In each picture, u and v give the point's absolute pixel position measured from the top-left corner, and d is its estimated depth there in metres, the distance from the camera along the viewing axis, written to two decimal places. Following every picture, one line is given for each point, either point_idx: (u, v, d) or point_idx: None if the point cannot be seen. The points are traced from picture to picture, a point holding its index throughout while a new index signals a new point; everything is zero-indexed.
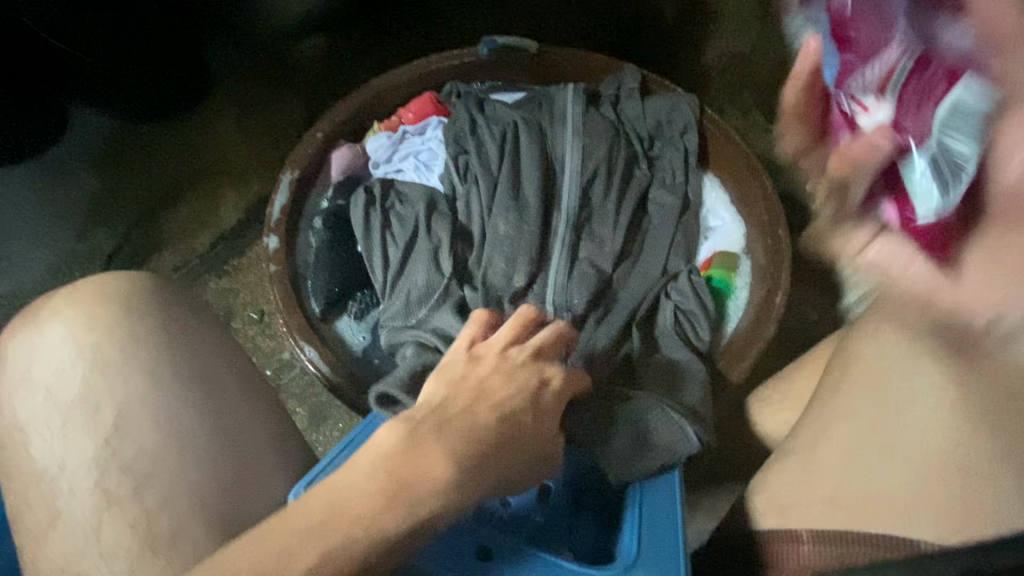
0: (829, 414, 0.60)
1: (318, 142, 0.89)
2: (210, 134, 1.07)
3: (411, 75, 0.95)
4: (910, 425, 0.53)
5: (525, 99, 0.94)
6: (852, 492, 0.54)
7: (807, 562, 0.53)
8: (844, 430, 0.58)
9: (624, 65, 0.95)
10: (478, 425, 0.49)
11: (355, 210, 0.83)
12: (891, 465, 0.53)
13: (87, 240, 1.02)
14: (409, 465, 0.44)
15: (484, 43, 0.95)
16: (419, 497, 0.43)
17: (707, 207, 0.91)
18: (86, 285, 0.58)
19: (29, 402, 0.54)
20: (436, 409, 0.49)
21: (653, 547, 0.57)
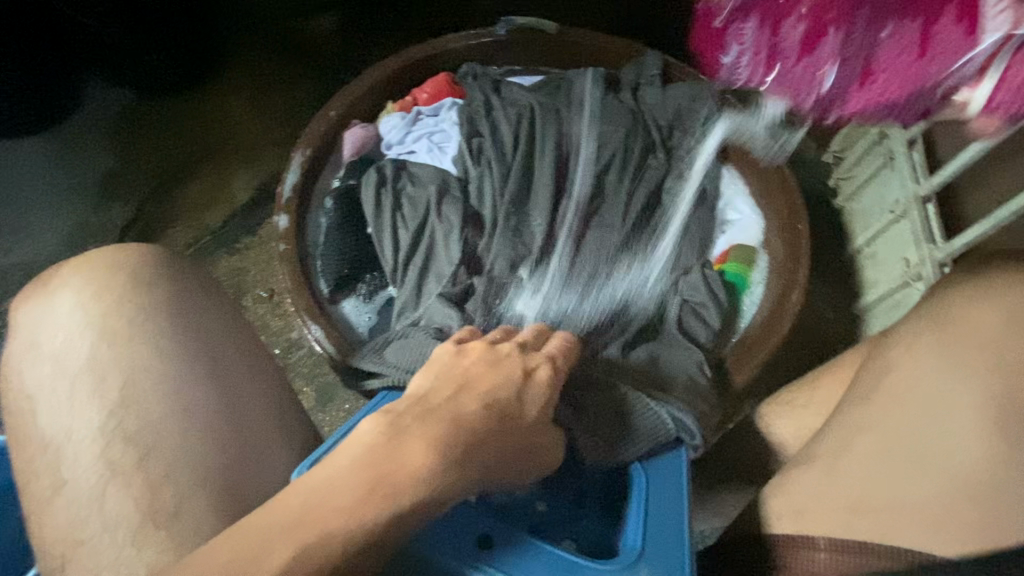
0: (857, 423, 0.57)
1: (331, 120, 0.88)
2: (225, 112, 1.12)
3: (429, 52, 0.94)
4: (940, 442, 0.53)
5: (543, 83, 0.93)
6: (876, 501, 0.52)
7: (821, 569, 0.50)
8: (872, 441, 0.55)
9: (644, 50, 0.94)
10: (464, 415, 0.45)
11: (366, 189, 0.83)
12: (912, 476, 0.52)
13: (101, 214, 1.06)
14: (401, 454, 0.41)
15: (502, 23, 0.94)
16: (415, 485, 0.40)
17: (724, 199, 0.88)
18: (94, 256, 0.58)
19: (38, 369, 0.53)
20: (419, 401, 0.46)
21: (667, 545, 0.50)
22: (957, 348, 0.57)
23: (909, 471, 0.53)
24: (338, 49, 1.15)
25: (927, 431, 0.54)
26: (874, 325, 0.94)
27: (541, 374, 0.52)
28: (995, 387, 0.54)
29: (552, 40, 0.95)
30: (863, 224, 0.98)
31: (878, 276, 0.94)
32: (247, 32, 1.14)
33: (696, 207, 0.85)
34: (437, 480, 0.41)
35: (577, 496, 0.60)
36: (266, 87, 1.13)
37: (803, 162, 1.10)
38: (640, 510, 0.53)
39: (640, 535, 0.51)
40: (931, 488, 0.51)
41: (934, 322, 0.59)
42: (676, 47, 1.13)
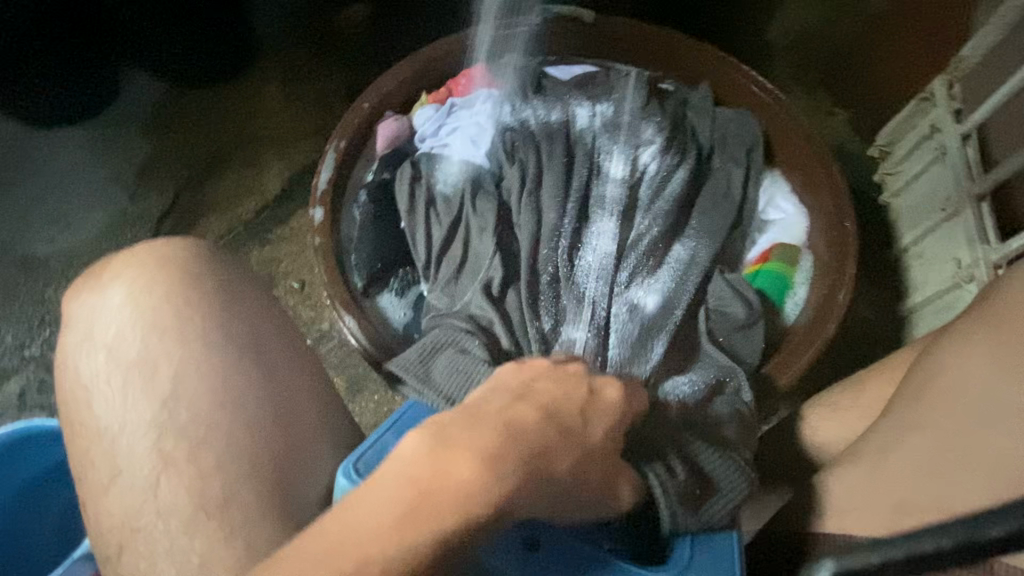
0: (905, 424, 0.55)
1: (365, 112, 0.88)
2: (259, 102, 1.12)
3: (465, 44, 0.93)
4: (993, 445, 0.51)
5: (586, 78, 0.91)
6: (924, 503, 0.51)
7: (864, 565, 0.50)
8: (921, 441, 0.53)
9: (688, 39, 0.91)
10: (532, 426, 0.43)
11: (401, 183, 0.82)
12: (966, 480, 0.51)
13: (137, 205, 1.08)
14: (441, 469, 0.39)
15: (540, 11, 0.94)
16: (461, 485, 0.39)
17: (766, 199, 0.85)
18: (143, 249, 0.58)
19: (91, 360, 0.54)
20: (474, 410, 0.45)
21: (716, 555, 0.51)
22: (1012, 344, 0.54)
23: (963, 477, 0.51)
24: (369, 40, 1.15)
25: (980, 437, 0.52)
26: (918, 327, 0.91)
27: (609, 393, 0.49)
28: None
29: (590, 31, 0.94)
30: (910, 223, 0.95)
31: (926, 279, 0.90)
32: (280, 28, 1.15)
33: (734, 228, 0.82)
34: (483, 483, 0.39)
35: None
36: (296, 77, 1.14)
37: (847, 157, 1.06)
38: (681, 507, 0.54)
39: (691, 545, 0.52)
40: (982, 490, 0.50)
41: (986, 322, 0.56)
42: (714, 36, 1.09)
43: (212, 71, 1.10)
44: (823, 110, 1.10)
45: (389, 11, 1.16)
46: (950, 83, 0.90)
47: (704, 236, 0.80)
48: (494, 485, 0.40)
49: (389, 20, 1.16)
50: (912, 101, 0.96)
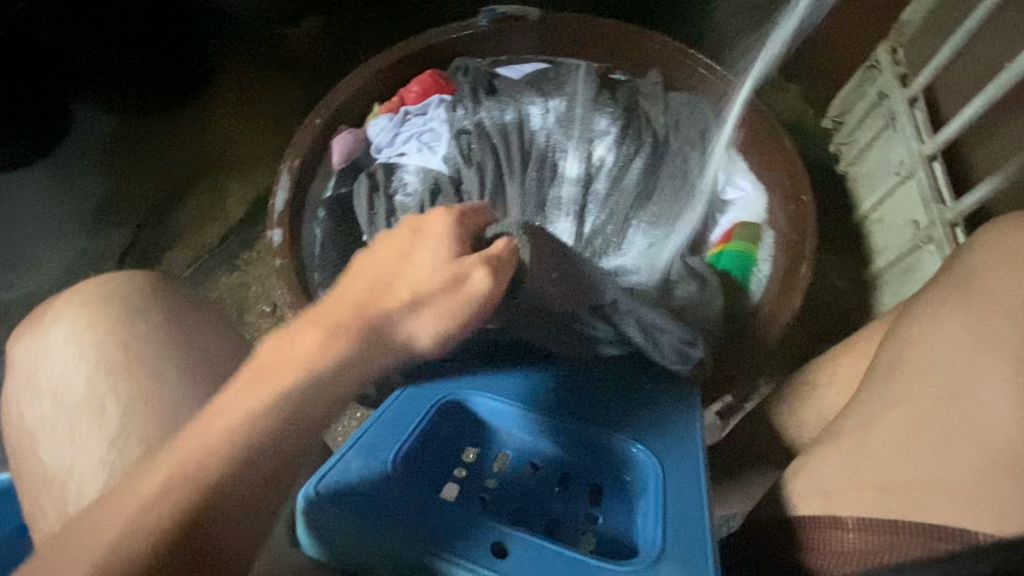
0: (881, 394, 0.53)
1: (317, 128, 0.87)
2: (216, 126, 1.12)
3: (415, 52, 0.93)
4: (976, 411, 0.49)
5: (537, 77, 0.93)
6: (907, 476, 0.48)
7: (852, 550, 0.47)
8: (901, 412, 0.51)
9: (635, 27, 0.92)
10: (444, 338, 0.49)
11: (359, 197, 0.82)
12: (943, 446, 0.49)
13: (97, 241, 1.07)
14: (276, 359, 0.42)
15: (484, 13, 0.93)
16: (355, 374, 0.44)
17: (723, 178, 0.86)
18: (85, 288, 0.57)
19: (37, 406, 0.53)
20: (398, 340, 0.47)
21: (686, 544, 0.42)
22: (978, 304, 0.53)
23: (938, 444, 0.49)
24: (323, 57, 1.16)
25: (957, 401, 0.50)
26: (885, 292, 0.93)
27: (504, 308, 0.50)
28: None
29: (538, 26, 0.94)
30: (869, 188, 0.96)
31: (890, 241, 0.91)
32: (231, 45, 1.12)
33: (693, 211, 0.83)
34: (315, 353, 0.43)
35: (595, 485, 0.49)
36: (251, 100, 1.14)
37: (803, 130, 1.08)
38: (652, 458, 0.47)
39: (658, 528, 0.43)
40: (954, 451, 0.48)
41: (938, 287, 0.57)
42: (666, 20, 1.10)
43: (167, 97, 1.07)
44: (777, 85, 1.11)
45: (339, 27, 1.16)
46: (893, 48, 0.93)
47: (662, 223, 0.81)
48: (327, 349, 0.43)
49: (340, 35, 1.16)
50: (858, 70, 0.98)
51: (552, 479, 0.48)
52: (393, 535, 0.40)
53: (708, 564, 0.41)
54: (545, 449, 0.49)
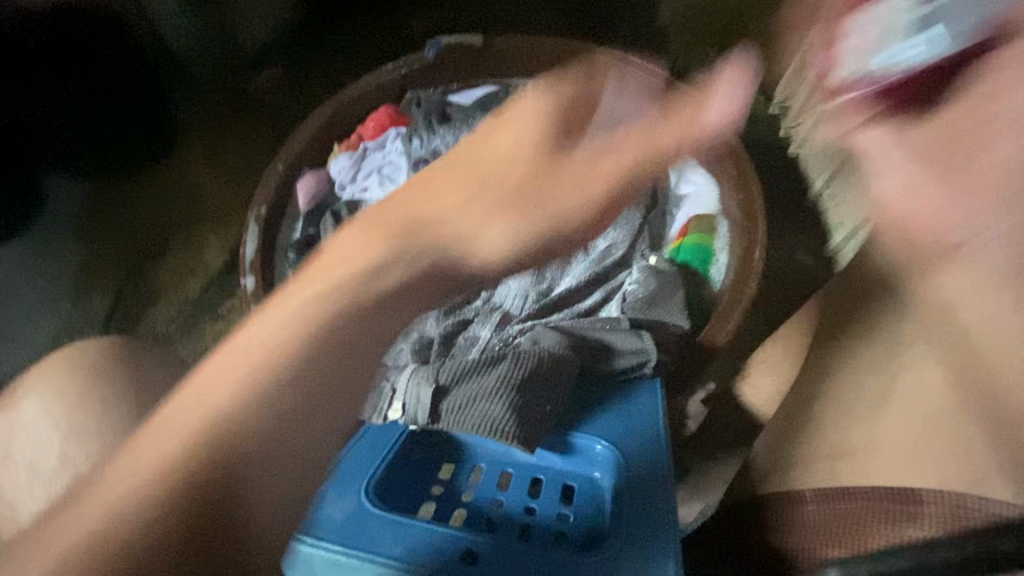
0: (830, 372, 0.57)
1: (280, 174, 0.90)
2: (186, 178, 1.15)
3: (369, 91, 0.98)
4: (918, 373, 0.50)
5: (487, 99, 0.97)
6: (852, 444, 0.51)
7: (814, 523, 0.49)
8: (841, 387, 0.55)
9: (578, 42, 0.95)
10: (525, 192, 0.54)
11: (327, 236, 0.86)
12: (885, 408, 0.51)
13: (81, 308, 1.09)
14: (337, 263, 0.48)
15: (430, 45, 0.98)
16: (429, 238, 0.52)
17: (677, 175, 0.89)
18: (55, 359, 0.59)
19: (15, 478, 0.55)
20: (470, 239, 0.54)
21: (644, 534, 0.45)
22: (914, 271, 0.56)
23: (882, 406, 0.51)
24: (284, 101, 1.20)
25: (902, 363, 0.51)
26: (845, 264, 0.95)
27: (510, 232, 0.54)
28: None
29: (483, 52, 0.99)
30: (818, 167, 0.99)
31: (843, 212, 0.93)
32: (196, 107, 1.17)
33: (648, 211, 0.87)
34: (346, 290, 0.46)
35: (566, 483, 0.50)
36: (219, 150, 1.16)
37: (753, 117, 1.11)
38: (614, 452, 0.50)
39: (621, 523, 0.46)
40: (897, 411, 0.50)
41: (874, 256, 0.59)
42: (609, 34, 1.17)
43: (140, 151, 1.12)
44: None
45: (297, 73, 1.21)
46: None
47: (620, 224, 0.83)
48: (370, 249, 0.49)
49: (298, 79, 1.21)
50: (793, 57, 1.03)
51: (526, 486, 0.49)
52: (363, 560, 0.42)
53: (666, 549, 0.44)
54: (517, 457, 0.50)
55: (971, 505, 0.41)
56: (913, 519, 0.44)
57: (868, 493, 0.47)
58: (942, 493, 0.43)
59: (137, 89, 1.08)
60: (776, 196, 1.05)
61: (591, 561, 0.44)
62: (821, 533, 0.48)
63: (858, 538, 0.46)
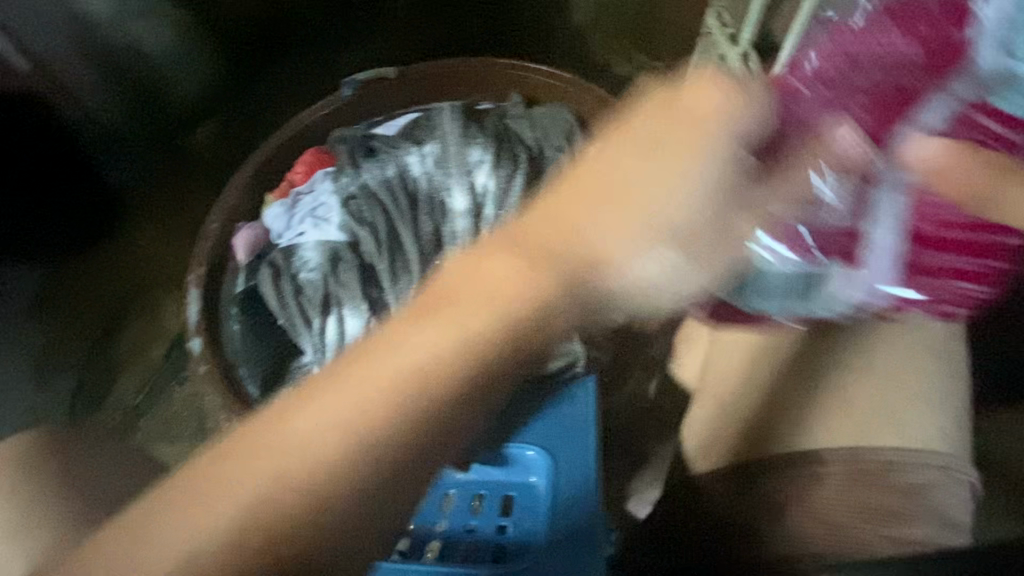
0: (732, 350, 0.63)
1: (216, 232, 0.92)
2: (135, 247, 1.16)
3: (291, 138, 1.00)
4: (814, 359, 0.58)
5: (410, 126, 0.99)
6: (767, 414, 0.55)
7: (718, 489, 0.52)
8: (756, 364, 0.59)
9: (493, 60, 1.01)
10: (649, 196, 0.46)
11: (264, 285, 0.86)
12: (778, 384, 0.56)
13: (45, 392, 1.07)
14: (467, 291, 0.42)
15: (347, 84, 1.02)
16: (574, 260, 0.45)
17: None
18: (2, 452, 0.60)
19: None
20: (581, 257, 0.45)
21: (575, 536, 0.49)
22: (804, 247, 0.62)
23: (773, 380, 0.57)
24: (223, 158, 1.22)
25: (799, 352, 0.58)
26: None
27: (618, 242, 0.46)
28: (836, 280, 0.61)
29: (397, 83, 1.02)
30: None
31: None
32: (138, 174, 1.14)
33: None
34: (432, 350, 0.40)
35: (506, 496, 0.54)
36: (164, 215, 1.18)
37: None
38: (546, 459, 0.54)
39: (550, 531, 0.50)
40: (790, 381, 0.56)
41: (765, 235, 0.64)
42: (529, 51, 1.24)
43: (90, 226, 1.11)
44: (645, 67, 1.20)
45: (231, 122, 1.22)
46: (719, 12, 1.00)
47: None
48: (517, 291, 0.42)
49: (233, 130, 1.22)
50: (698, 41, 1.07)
51: (469, 504, 0.54)
52: None
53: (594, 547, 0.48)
54: (459, 479, 0.55)
55: (863, 458, 0.50)
56: (818, 479, 0.49)
57: (783, 459, 0.50)
58: (840, 452, 0.50)
59: (83, 173, 1.07)
60: None
61: (527, 563, 0.48)
62: (750, 512, 0.49)
63: (776, 510, 0.49)
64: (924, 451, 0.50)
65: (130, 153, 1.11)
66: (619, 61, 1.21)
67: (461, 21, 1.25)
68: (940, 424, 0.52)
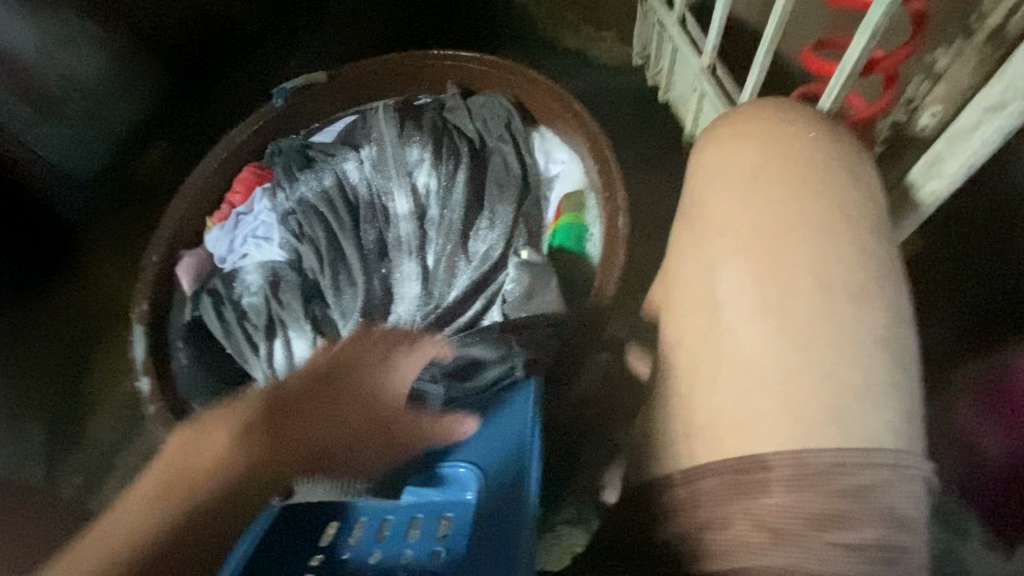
0: (675, 339, 0.58)
1: (156, 265, 0.89)
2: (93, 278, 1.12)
3: (224, 158, 0.95)
4: (750, 347, 0.53)
5: (346, 132, 0.95)
6: (707, 417, 0.54)
7: (683, 500, 0.53)
8: (686, 357, 0.56)
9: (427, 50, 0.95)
10: (344, 388, 0.50)
11: (209, 316, 0.84)
12: (709, 375, 0.54)
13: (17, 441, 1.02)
14: (189, 450, 0.42)
15: (275, 94, 0.95)
16: (295, 422, 0.46)
17: (544, 156, 0.91)
18: None
19: None
20: (299, 418, 0.46)
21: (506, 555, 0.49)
22: (734, 222, 0.57)
23: (713, 374, 0.54)
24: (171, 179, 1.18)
25: (738, 340, 0.54)
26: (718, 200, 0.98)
27: (335, 411, 0.48)
28: (771, 251, 0.55)
29: (332, 87, 0.97)
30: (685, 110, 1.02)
31: (949, 168, 0.61)
32: (86, 209, 1.11)
33: (522, 202, 0.87)
34: (231, 458, 0.42)
35: (443, 515, 0.55)
36: (120, 244, 1.14)
37: (617, 70, 1.12)
38: (476, 474, 0.56)
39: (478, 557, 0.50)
40: (739, 371, 0.53)
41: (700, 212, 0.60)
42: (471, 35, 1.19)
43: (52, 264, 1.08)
44: (592, 38, 1.15)
45: (178, 141, 1.16)
46: None
47: (496, 222, 0.84)
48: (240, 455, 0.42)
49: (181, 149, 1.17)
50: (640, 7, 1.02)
51: (405, 526, 0.55)
52: None
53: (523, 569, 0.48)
54: (394, 503, 0.56)
55: (808, 461, 0.49)
56: (762, 486, 0.50)
57: (725, 467, 0.51)
58: (783, 454, 0.50)
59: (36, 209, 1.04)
60: (645, 147, 1.07)
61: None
62: (692, 509, 0.52)
63: (720, 516, 0.51)
64: (865, 449, 0.49)
65: (76, 186, 1.07)
66: (566, 34, 1.16)
67: (394, 11, 1.20)
68: (876, 408, 0.51)
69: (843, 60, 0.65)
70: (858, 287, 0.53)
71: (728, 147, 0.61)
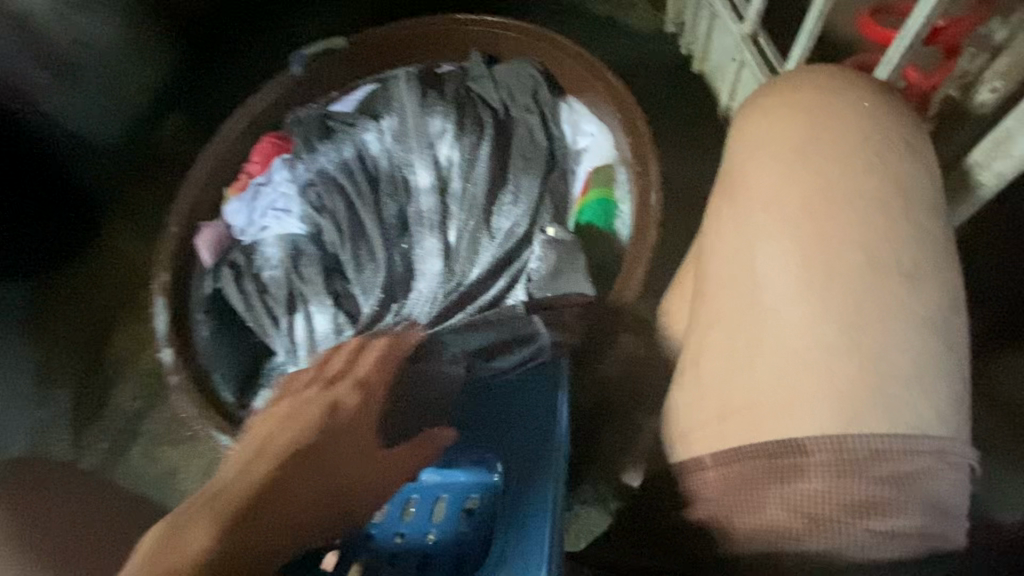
0: (708, 319, 0.55)
1: (176, 235, 0.87)
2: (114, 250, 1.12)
3: (243, 126, 0.93)
4: (791, 329, 0.50)
5: (367, 99, 0.92)
6: (740, 397, 0.51)
7: (712, 486, 0.51)
8: (720, 335, 0.54)
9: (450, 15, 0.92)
10: (337, 446, 0.43)
11: (228, 287, 0.84)
12: (746, 357, 0.52)
13: None
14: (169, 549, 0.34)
15: (294, 60, 0.93)
16: (285, 501, 0.39)
17: (571, 128, 0.88)
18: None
19: None
20: (289, 497, 0.39)
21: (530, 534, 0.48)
22: (779, 196, 0.54)
23: (751, 354, 0.51)
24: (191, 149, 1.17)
25: (779, 320, 0.51)
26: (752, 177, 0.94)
27: (329, 474, 0.42)
28: (818, 229, 0.52)
29: (353, 54, 0.94)
30: (720, 82, 0.97)
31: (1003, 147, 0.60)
32: (108, 182, 1.08)
33: (547, 178, 0.84)
34: (211, 547, 0.34)
35: (466, 495, 0.54)
36: (137, 215, 1.14)
37: (649, 39, 1.07)
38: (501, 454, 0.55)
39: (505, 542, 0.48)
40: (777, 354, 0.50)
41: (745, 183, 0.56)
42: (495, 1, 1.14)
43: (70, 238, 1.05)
44: (624, 4, 1.09)
45: (196, 112, 1.16)
46: None
47: (521, 197, 0.82)
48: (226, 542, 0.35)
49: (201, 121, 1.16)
50: None
51: (431, 504, 0.54)
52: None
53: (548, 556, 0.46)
54: (420, 483, 0.55)
55: (848, 446, 0.46)
56: (801, 472, 0.47)
57: (761, 452, 0.49)
58: (823, 440, 0.47)
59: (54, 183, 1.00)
60: (675, 121, 1.02)
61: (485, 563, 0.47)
62: (724, 498, 0.51)
63: (754, 501, 0.49)
64: (912, 435, 0.47)
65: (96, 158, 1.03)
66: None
67: None
68: (926, 397, 0.48)
69: (902, 27, 0.60)
70: (913, 269, 0.50)
71: (776, 115, 0.57)
